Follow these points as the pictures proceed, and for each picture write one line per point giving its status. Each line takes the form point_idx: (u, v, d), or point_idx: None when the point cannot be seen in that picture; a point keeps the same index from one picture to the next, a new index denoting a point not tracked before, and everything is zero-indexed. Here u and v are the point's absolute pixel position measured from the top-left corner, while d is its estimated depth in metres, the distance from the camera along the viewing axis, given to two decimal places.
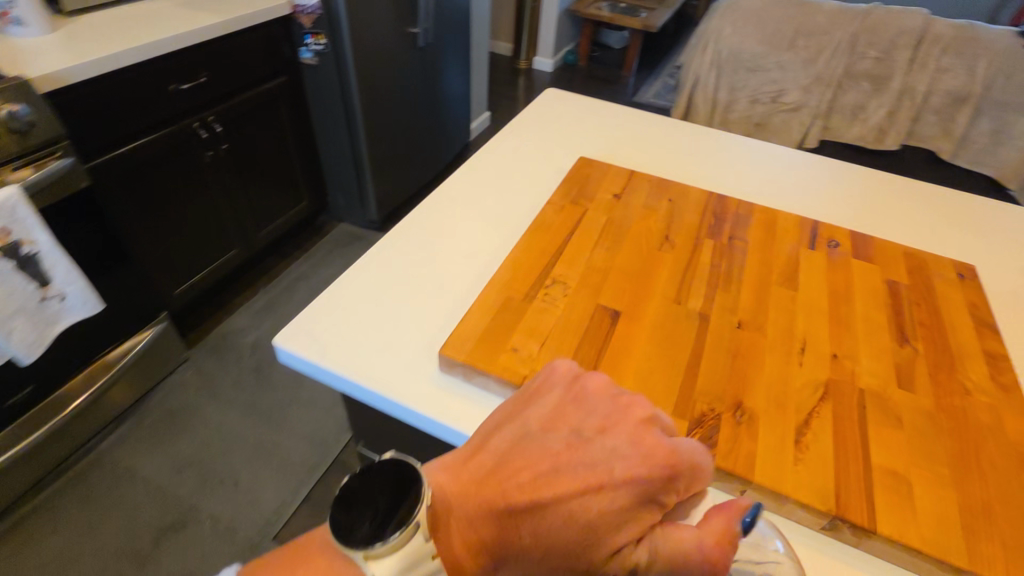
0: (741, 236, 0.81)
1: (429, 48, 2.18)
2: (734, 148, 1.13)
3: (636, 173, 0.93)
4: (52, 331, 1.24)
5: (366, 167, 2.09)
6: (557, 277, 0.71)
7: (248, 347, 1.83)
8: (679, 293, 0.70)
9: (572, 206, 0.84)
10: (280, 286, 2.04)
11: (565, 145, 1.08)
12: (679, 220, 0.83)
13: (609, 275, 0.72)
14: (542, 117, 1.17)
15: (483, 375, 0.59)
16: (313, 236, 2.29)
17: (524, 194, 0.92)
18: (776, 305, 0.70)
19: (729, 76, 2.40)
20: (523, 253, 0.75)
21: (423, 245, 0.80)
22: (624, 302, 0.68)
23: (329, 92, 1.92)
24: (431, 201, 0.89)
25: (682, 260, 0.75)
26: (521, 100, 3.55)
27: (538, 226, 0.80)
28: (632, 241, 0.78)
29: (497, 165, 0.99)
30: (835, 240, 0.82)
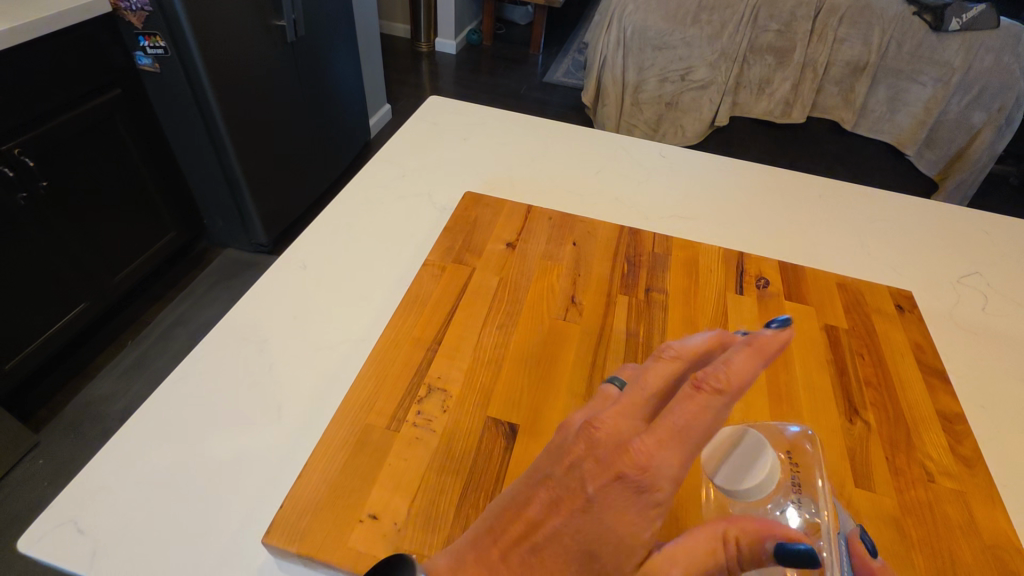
0: (659, 286, 0.67)
1: (304, 42, 1.91)
2: (645, 157, 0.99)
3: (533, 209, 0.77)
4: None
5: (242, 186, 1.81)
6: (434, 381, 0.54)
7: (118, 417, 1.55)
8: (591, 382, 0.56)
9: (455, 264, 0.67)
10: (154, 334, 1.75)
11: (450, 173, 0.91)
12: (585, 271, 0.68)
13: (502, 367, 0.56)
14: (422, 135, 0.98)
15: (329, 566, 0.42)
16: (192, 268, 1.99)
17: (398, 251, 0.75)
18: None
19: (635, 55, 2.29)
20: (391, 347, 0.57)
21: (260, 347, 0.61)
22: (521, 410, 0.53)
23: (182, 104, 1.62)
24: (275, 273, 0.70)
25: (592, 331, 0.61)
26: (425, 87, 3.30)
27: (411, 301, 0.63)
28: (530, 308, 0.63)
29: (364, 211, 0.80)
30: (764, 276, 0.71)
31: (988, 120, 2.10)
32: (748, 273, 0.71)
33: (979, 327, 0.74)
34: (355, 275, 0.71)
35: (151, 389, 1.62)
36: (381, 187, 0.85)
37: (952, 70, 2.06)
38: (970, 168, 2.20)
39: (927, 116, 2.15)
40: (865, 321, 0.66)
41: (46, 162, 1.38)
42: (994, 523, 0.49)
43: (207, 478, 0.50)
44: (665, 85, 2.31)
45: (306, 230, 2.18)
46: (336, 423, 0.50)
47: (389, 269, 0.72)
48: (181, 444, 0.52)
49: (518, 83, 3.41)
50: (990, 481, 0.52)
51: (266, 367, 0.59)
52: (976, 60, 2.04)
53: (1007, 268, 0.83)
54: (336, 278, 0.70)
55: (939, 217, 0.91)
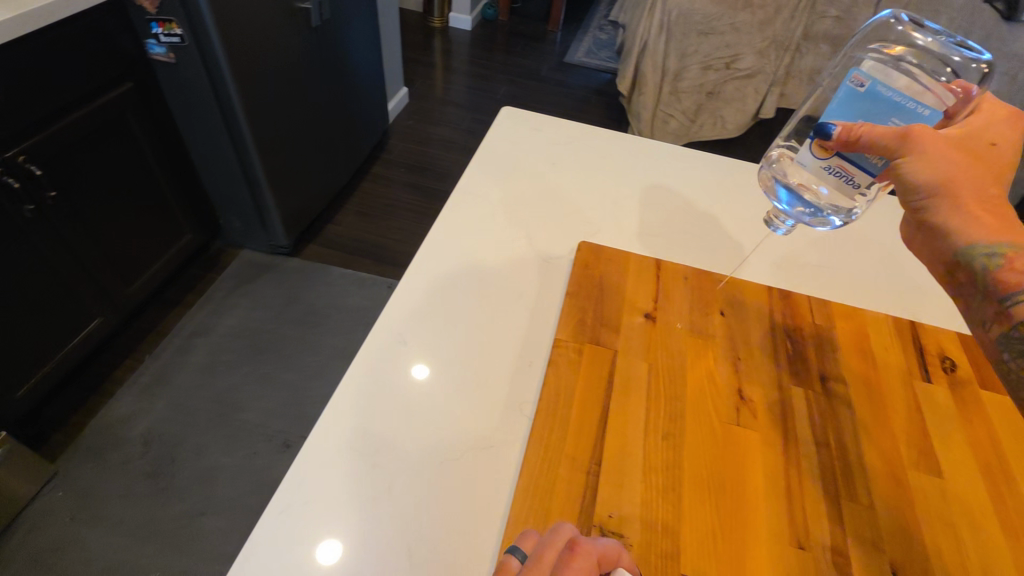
0: (835, 373, 0.56)
1: (328, 25, 1.73)
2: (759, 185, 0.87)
3: (664, 267, 0.65)
4: None
5: (263, 184, 1.65)
6: (607, 523, 0.44)
7: (139, 443, 1.42)
8: (794, 517, 0.45)
9: (593, 345, 0.56)
10: (172, 348, 1.62)
11: (545, 207, 0.78)
12: (746, 355, 0.57)
13: (684, 497, 0.46)
14: (503, 158, 0.85)
15: None
16: (208, 270, 1.84)
17: (509, 316, 0.63)
18: (928, 514, 0.47)
19: (677, 40, 2.06)
20: (542, 469, 0.46)
21: (370, 458, 0.50)
22: (721, 562, 0.43)
23: (200, 97, 1.46)
24: (371, 349, 0.58)
25: (774, 441, 0.50)
26: (440, 68, 3.10)
27: (551, 399, 0.51)
28: (694, 408, 0.52)
29: (459, 262, 0.68)
30: (948, 356, 0.60)
31: None
32: (929, 350, 0.60)
33: None
34: (466, 351, 0.59)
35: (174, 409, 1.48)
36: (472, 230, 0.73)
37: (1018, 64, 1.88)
38: None
39: None
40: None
41: (54, 169, 1.23)
42: None
43: None
44: (708, 73, 2.09)
45: (326, 228, 2.03)
46: None
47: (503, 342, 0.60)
48: None
49: (538, 63, 3.21)
50: None
51: (382, 487, 0.48)
52: None
53: None
54: (444, 355, 0.58)
55: None
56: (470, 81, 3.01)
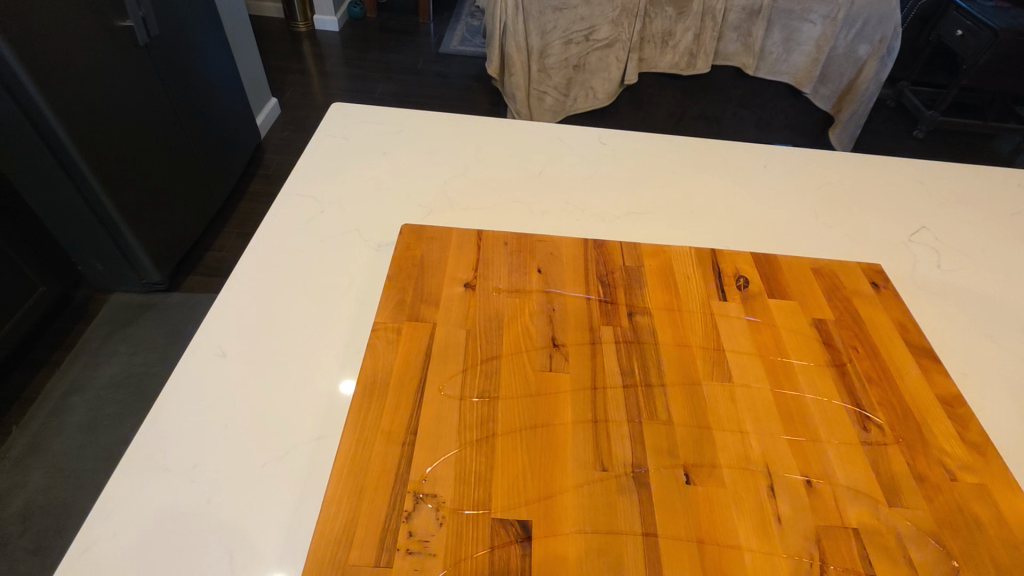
0: (641, 306, 0.61)
1: (161, 40, 1.61)
2: (586, 147, 0.91)
3: (485, 237, 0.67)
4: None
5: (119, 222, 1.53)
6: (422, 486, 0.45)
7: (17, 519, 1.29)
8: (598, 443, 0.49)
9: (411, 323, 0.57)
10: (44, 412, 1.47)
11: (377, 197, 0.78)
12: (561, 308, 0.60)
13: (496, 447, 0.48)
14: (332, 155, 0.84)
15: None
16: (74, 322, 1.68)
17: (336, 309, 0.63)
18: (719, 417, 0.52)
19: (536, 19, 1.98)
20: (357, 450, 0.47)
21: (185, 477, 0.48)
22: (529, 497, 0.45)
23: (15, 138, 1.31)
24: (186, 368, 0.56)
25: (583, 379, 0.54)
26: (313, 73, 2.99)
27: (368, 381, 0.52)
28: (511, 363, 0.55)
29: (283, 265, 0.67)
30: (742, 274, 0.66)
31: (872, 51, 1.96)
32: (725, 273, 0.66)
33: (943, 288, 0.74)
34: (292, 352, 0.58)
35: (54, 476, 1.36)
36: (297, 231, 0.71)
37: (837, 6, 1.90)
38: (859, 100, 2.07)
39: (820, 54, 2.00)
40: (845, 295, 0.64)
41: None
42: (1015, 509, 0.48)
43: None
44: (570, 48, 2.05)
45: (205, 256, 1.92)
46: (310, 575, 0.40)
47: (330, 336, 0.60)
48: None
49: (413, 57, 3.16)
50: (1001, 465, 0.51)
51: (200, 502, 0.47)
52: None
53: (951, 216, 0.84)
54: (268, 359, 0.57)
55: (881, 171, 0.91)
56: (345, 83, 2.93)
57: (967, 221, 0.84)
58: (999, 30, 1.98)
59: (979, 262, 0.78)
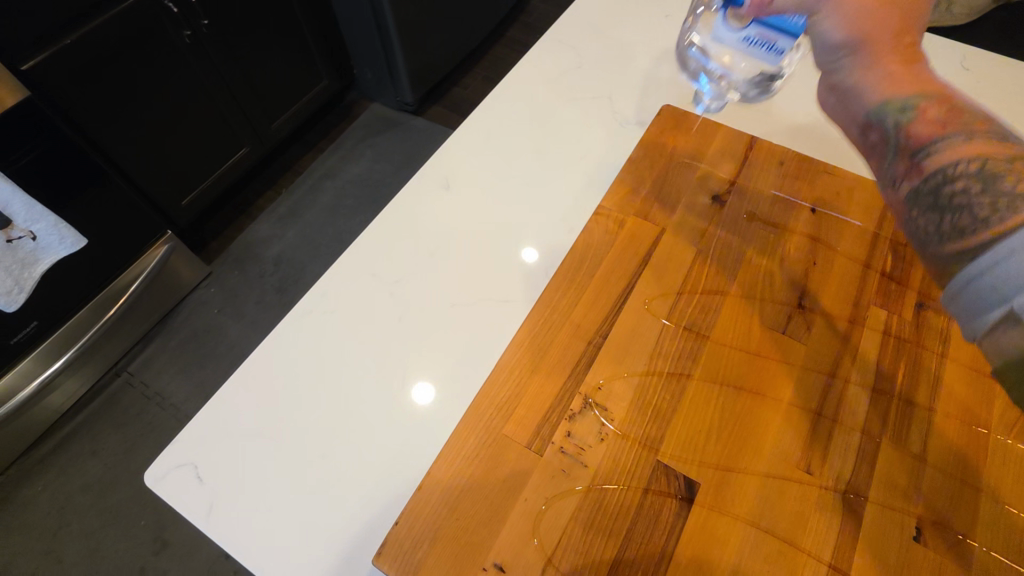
0: (940, 301, 0.45)
1: None
2: (936, 67, 0.66)
3: (758, 147, 0.54)
4: (33, 272, 1.01)
5: (393, 37, 1.62)
6: (593, 394, 0.41)
7: (272, 262, 1.61)
8: (812, 441, 0.39)
9: (636, 220, 0.50)
10: (305, 187, 1.77)
11: (643, 67, 0.67)
12: (824, 265, 0.47)
13: (686, 389, 0.42)
14: (607, 6, 0.74)
15: None
16: (340, 120, 1.92)
17: (563, 176, 0.58)
18: (998, 484, 0.38)
19: None
20: (543, 329, 0.44)
21: (390, 288, 0.51)
22: (705, 460, 0.39)
23: None
24: (415, 189, 0.57)
25: (821, 359, 0.43)
26: None
27: (573, 265, 0.48)
28: (736, 304, 0.45)
29: (524, 115, 0.63)
30: None
31: None
32: None
33: None
34: (508, 206, 0.56)
35: (299, 240, 1.66)
36: (550, 83, 0.66)
37: None
38: None
39: None
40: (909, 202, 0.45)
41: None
42: None
43: (322, 449, 0.44)
44: None
45: (451, 90, 2.00)
46: (466, 425, 0.41)
47: (549, 202, 0.56)
48: (298, 397, 0.46)
49: None
50: None
51: (395, 314, 0.50)
52: None
53: None
54: (483, 205, 0.56)
55: None
56: None
57: None
58: None
59: None
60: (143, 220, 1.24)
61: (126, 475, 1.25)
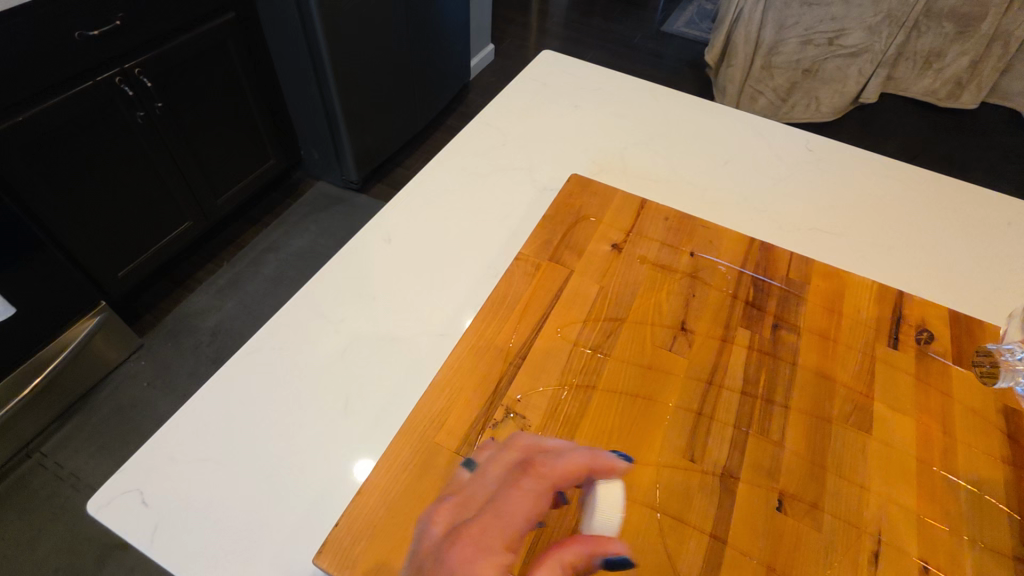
0: (791, 321, 0.56)
1: None
2: (786, 148, 0.83)
3: (646, 205, 0.66)
4: None
5: (340, 121, 1.75)
6: (513, 404, 0.48)
7: (209, 332, 1.59)
8: (694, 435, 0.47)
9: (550, 263, 0.59)
10: (246, 259, 1.79)
11: (555, 145, 0.80)
12: (701, 296, 0.57)
13: (591, 398, 0.49)
14: (527, 98, 0.88)
15: None
16: (286, 196, 2.00)
17: (489, 230, 0.67)
18: (839, 462, 0.47)
19: (777, 9, 1.72)
20: (470, 353, 0.51)
21: (334, 326, 0.57)
22: (607, 455, 0.46)
23: (291, 30, 1.55)
24: (359, 242, 0.65)
25: (701, 369, 0.52)
26: (532, 28, 3.02)
27: (497, 300, 0.56)
28: (631, 328, 0.54)
29: (456, 182, 0.73)
30: (926, 327, 0.57)
31: None
32: (906, 321, 0.57)
33: None
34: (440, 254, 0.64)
35: (239, 310, 1.65)
36: (478, 156, 0.77)
37: None
38: None
39: None
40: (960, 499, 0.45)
41: (163, 83, 1.37)
42: None
43: (265, 469, 0.47)
44: (807, 49, 1.76)
45: (393, 171, 2.13)
46: (401, 437, 0.46)
47: (478, 251, 0.64)
48: (243, 426, 0.49)
49: (631, 30, 3.03)
50: None
51: (338, 348, 0.55)
52: None
53: None
54: (420, 256, 0.64)
55: None
56: (558, 43, 2.91)
57: None
58: None
59: None
60: (75, 290, 1.22)
61: (27, 568, 1.13)
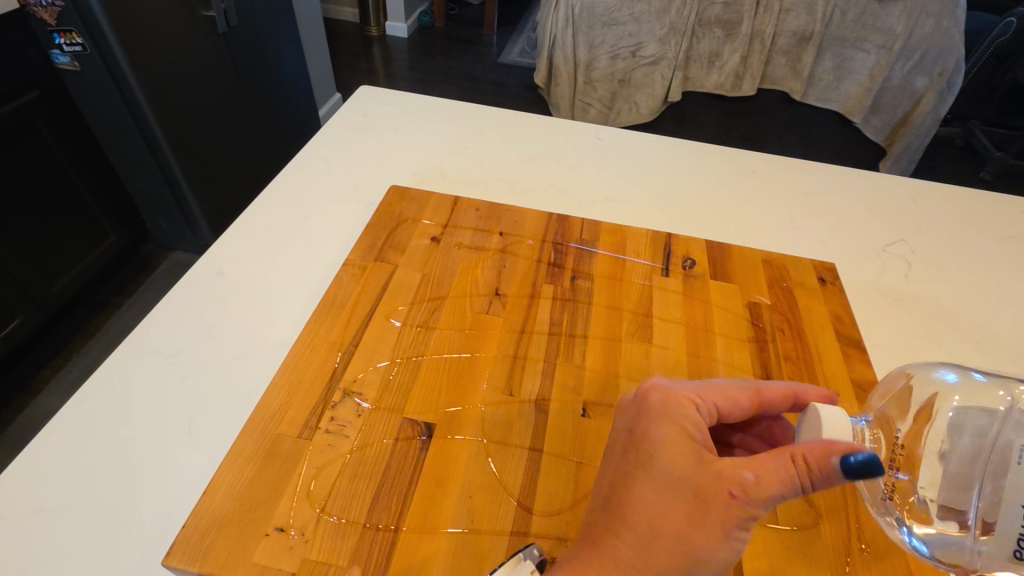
0: (586, 271, 0.67)
1: (238, 30, 1.64)
2: (579, 137, 0.96)
3: (458, 201, 0.75)
4: None
5: (185, 188, 1.61)
6: (350, 385, 0.53)
7: None
8: (511, 375, 0.55)
9: (376, 263, 0.66)
10: (99, 346, 1.65)
11: (379, 166, 0.87)
12: (511, 267, 0.67)
13: (421, 365, 0.56)
14: (349, 129, 0.94)
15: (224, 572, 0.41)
16: (138, 272, 1.87)
17: (321, 248, 0.72)
18: (629, 370, 0.57)
19: (585, 33, 1.95)
20: (305, 351, 0.56)
21: (171, 358, 0.59)
22: (438, 408, 0.52)
23: (107, 103, 1.41)
24: (190, 278, 0.67)
25: (514, 323, 0.60)
26: (378, 73, 3.11)
27: (328, 303, 0.61)
28: (452, 303, 0.62)
29: (285, 211, 0.77)
30: (690, 257, 0.70)
31: (930, 84, 1.83)
32: (675, 255, 0.70)
33: (901, 295, 0.74)
34: (274, 277, 0.68)
35: None
36: (305, 186, 0.82)
37: (894, 36, 1.85)
38: (915, 134, 1.91)
39: (872, 84, 1.97)
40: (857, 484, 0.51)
41: None
42: None
43: (108, 504, 0.48)
44: (617, 63, 2.01)
45: None
46: (243, 436, 0.49)
47: (311, 268, 0.69)
48: (80, 470, 0.50)
49: (472, 65, 3.23)
50: None
51: (177, 378, 0.57)
52: (917, 25, 1.80)
53: (934, 232, 0.83)
54: (254, 281, 0.67)
55: (872, 183, 0.91)
56: (405, 84, 3.03)
57: (950, 240, 0.82)
58: None
59: (956, 279, 0.77)
60: None
61: None
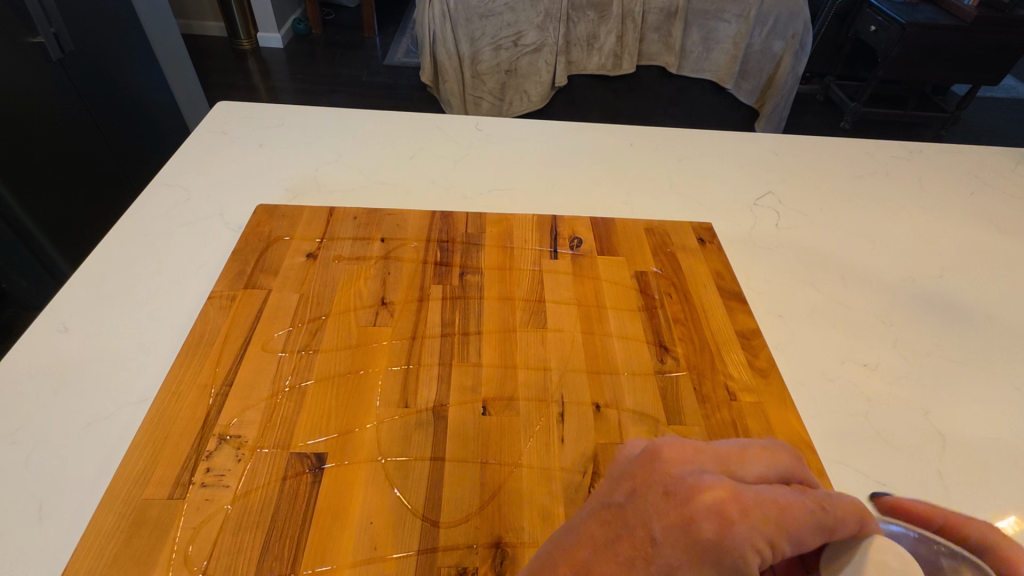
0: (474, 265, 0.66)
1: (77, 55, 1.43)
2: (458, 131, 0.94)
3: (332, 213, 0.70)
4: None
5: (40, 239, 1.36)
6: (226, 430, 0.48)
7: None
8: (406, 386, 0.53)
9: (246, 291, 0.60)
10: None
11: (245, 186, 0.81)
12: (395, 273, 0.64)
13: (307, 392, 0.52)
14: (208, 150, 0.87)
15: None
16: None
17: (184, 285, 0.65)
18: (526, 359, 0.57)
19: (464, 26, 1.94)
20: (170, 401, 0.50)
21: (10, 438, 0.50)
22: (329, 435, 0.49)
23: None
24: (25, 342, 0.58)
25: (404, 331, 0.58)
26: (256, 88, 2.92)
27: (193, 343, 0.55)
28: (335, 320, 0.58)
29: (140, 249, 0.69)
30: (576, 236, 0.71)
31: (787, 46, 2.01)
32: (561, 236, 0.70)
33: (774, 243, 0.78)
34: (132, 324, 0.61)
35: None
36: (161, 218, 0.74)
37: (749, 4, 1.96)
38: (780, 93, 2.10)
39: (738, 51, 2.04)
40: (752, 428, 0.53)
41: None
42: (784, 421, 0.53)
43: None
44: (500, 53, 2.01)
45: None
46: (101, 510, 0.43)
47: (175, 309, 0.62)
48: None
49: (357, 70, 3.11)
50: (780, 385, 0.56)
51: (19, 460, 0.49)
52: None
53: (797, 181, 0.89)
54: (109, 333, 0.60)
55: (739, 142, 0.96)
56: (287, 96, 2.87)
57: (812, 186, 0.89)
58: (906, 24, 1.99)
59: (819, 221, 0.83)
60: None
61: None
